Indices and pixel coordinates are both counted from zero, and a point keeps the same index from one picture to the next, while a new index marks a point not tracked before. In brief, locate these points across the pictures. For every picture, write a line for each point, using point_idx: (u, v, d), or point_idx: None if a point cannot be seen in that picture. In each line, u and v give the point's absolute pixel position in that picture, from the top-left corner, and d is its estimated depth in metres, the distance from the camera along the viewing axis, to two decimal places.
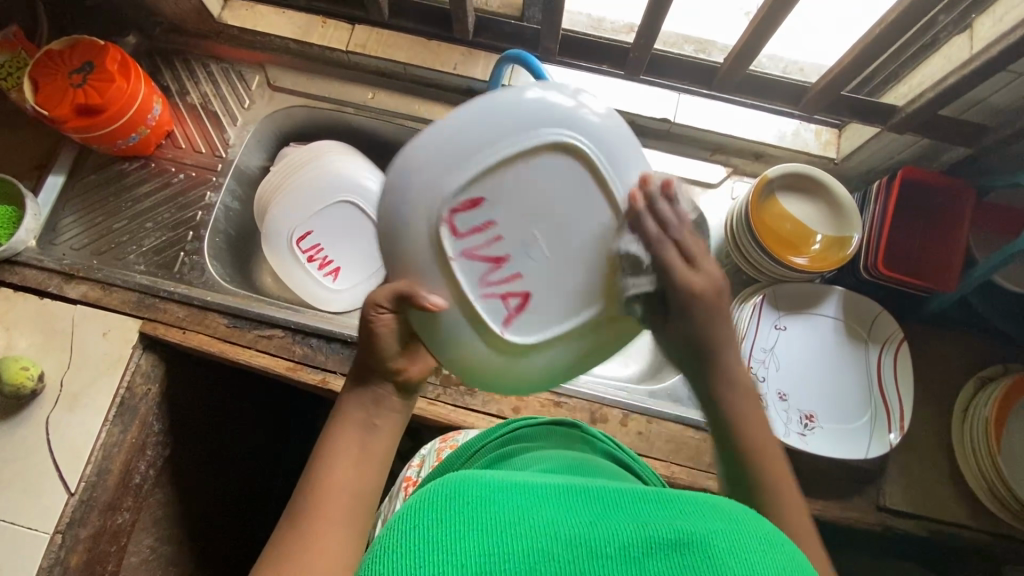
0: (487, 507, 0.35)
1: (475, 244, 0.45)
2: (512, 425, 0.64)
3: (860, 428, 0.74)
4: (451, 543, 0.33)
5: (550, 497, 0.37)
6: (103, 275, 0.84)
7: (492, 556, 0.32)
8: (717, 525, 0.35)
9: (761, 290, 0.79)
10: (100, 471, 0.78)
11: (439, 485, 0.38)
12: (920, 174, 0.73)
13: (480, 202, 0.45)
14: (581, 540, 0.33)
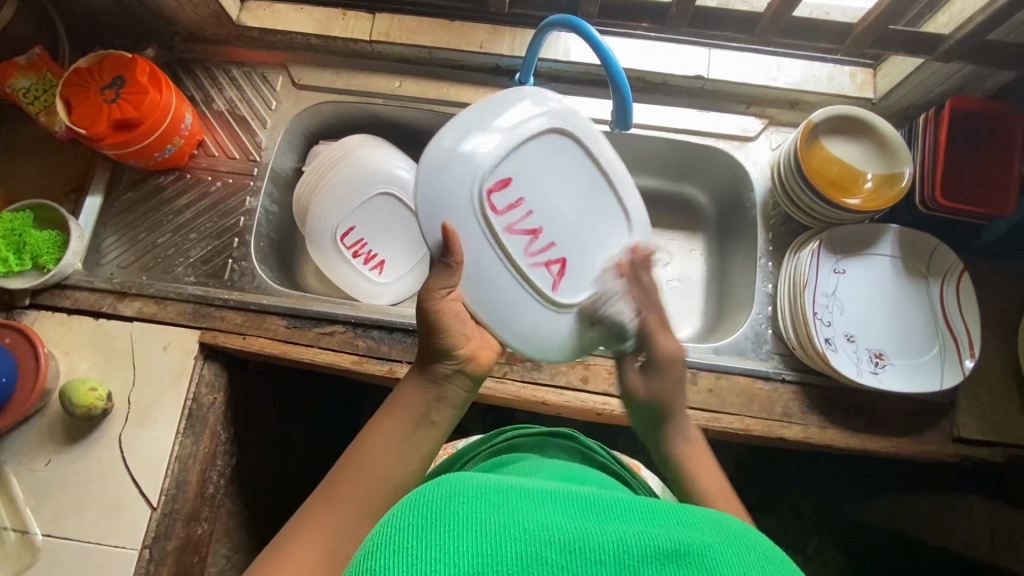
0: (501, 506, 0.37)
1: (512, 220, 0.61)
2: (510, 434, 0.70)
3: (932, 361, 0.74)
4: (457, 542, 0.34)
5: (549, 505, 0.39)
6: (156, 289, 0.83)
7: (496, 557, 0.33)
8: (715, 536, 0.37)
9: (816, 236, 0.79)
10: (179, 483, 0.78)
11: (452, 483, 0.39)
12: (968, 103, 0.73)
13: (508, 181, 0.60)
14: (580, 543, 0.35)
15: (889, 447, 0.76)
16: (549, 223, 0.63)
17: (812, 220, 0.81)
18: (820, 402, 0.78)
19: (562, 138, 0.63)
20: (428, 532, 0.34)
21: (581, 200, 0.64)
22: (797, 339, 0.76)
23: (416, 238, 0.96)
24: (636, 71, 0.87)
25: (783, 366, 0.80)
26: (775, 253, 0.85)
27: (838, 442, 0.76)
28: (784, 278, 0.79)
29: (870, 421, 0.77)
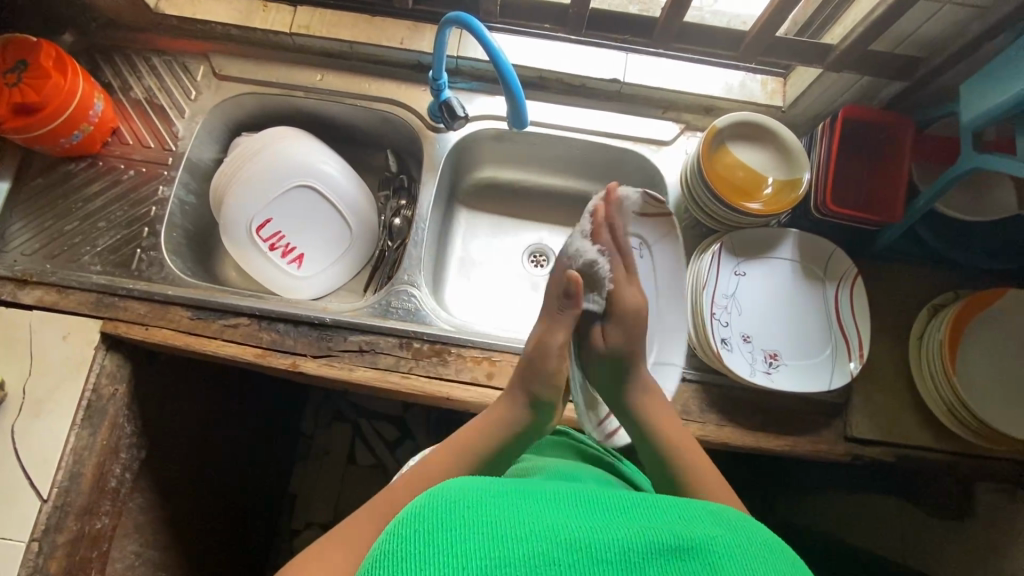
0: (513, 511, 0.40)
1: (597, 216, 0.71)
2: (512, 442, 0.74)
3: (823, 362, 0.77)
4: (477, 542, 0.37)
5: (557, 505, 0.42)
6: (58, 278, 0.82)
7: (510, 558, 0.36)
8: (710, 528, 0.42)
9: (719, 238, 0.81)
10: (73, 475, 0.77)
11: (467, 488, 0.42)
12: (862, 112, 0.75)
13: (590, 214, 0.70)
14: (587, 543, 0.38)
15: (783, 446, 0.78)
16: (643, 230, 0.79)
17: (718, 223, 0.83)
18: (719, 400, 0.79)
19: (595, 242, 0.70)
20: (447, 536, 0.37)
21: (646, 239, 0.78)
22: (696, 338, 0.78)
23: (338, 233, 0.96)
24: (553, 72, 0.89)
25: (685, 365, 0.81)
26: (685, 255, 0.87)
27: (734, 440, 0.78)
28: (688, 279, 0.81)
29: (766, 420, 0.79)
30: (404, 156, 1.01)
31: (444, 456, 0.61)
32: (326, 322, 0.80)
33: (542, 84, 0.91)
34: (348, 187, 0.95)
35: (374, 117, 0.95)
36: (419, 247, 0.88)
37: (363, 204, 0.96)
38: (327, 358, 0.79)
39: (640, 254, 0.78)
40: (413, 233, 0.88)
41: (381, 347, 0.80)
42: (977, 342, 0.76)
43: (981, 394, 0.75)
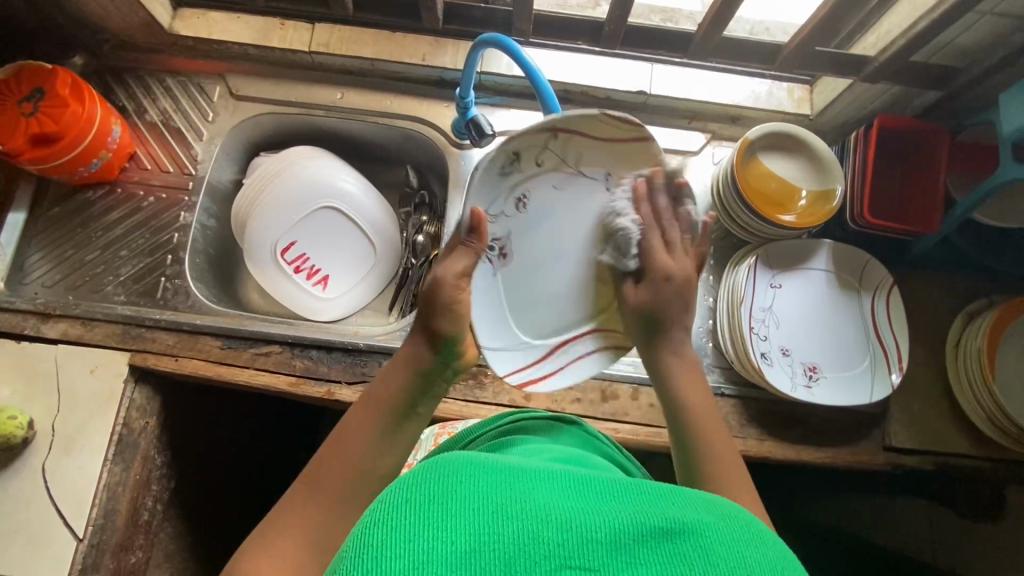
0: (493, 489, 0.36)
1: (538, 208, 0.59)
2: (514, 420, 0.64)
3: (863, 373, 0.76)
4: (451, 518, 0.33)
5: (547, 482, 0.38)
6: (82, 311, 0.80)
7: (491, 535, 0.33)
8: (708, 516, 0.37)
9: (753, 251, 0.80)
10: (107, 512, 0.75)
11: (450, 461, 0.38)
12: (896, 121, 0.75)
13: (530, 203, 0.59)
14: (574, 523, 0.34)
15: (823, 458, 0.78)
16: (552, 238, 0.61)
17: (750, 235, 0.82)
18: (758, 414, 0.79)
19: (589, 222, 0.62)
20: (422, 509, 0.34)
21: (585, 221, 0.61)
22: (735, 353, 0.77)
23: (362, 252, 0.94)
24: (579, 85, 0.88)
25: (722, 379, 0.81)
26: (716, 267, 0.87)
27: (776, 454, 0.77)
28: (723, 292, 0.80)
29: (806, 432, 0.79)
30: (425, 171, 1.00)
31: (359, 420, 0.54)
32: (359, 348, 0.79)
33: (566, 97, 0.90)
34: (371, 206, 0.93)
35: (396, 135, 0.93)
36: None
37: (387, 223, 0.95)
38: (362, 385, 0.78)
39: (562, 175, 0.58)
40: None
41: None
42: (1014, 349, 0.76)
43: (1018, 400, 0.75)
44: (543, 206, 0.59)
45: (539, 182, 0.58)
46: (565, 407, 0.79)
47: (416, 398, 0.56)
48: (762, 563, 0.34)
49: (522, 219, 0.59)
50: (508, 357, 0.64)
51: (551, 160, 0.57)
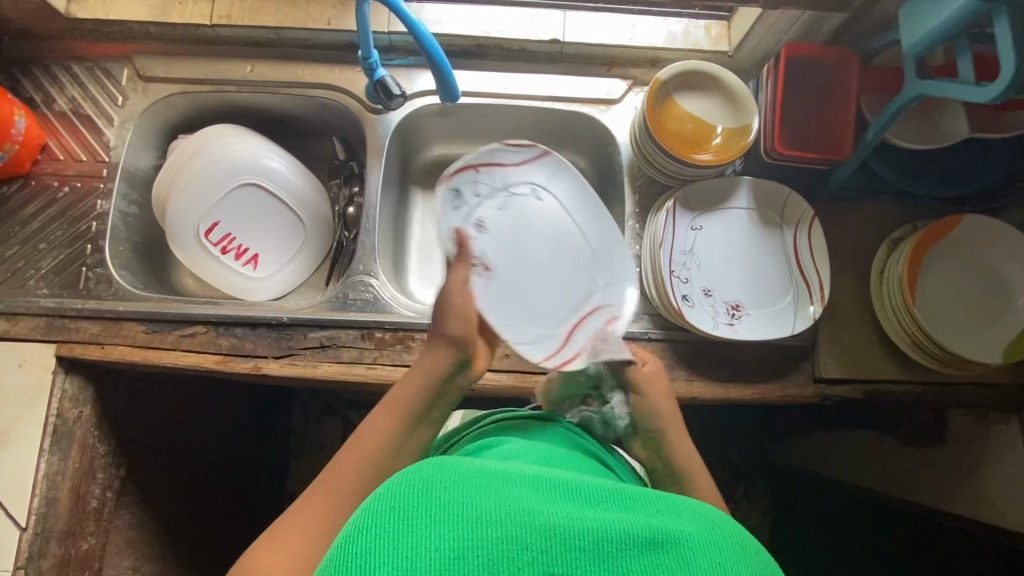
0: (484, 496, 0.39)
1: (479, 229, 0.67)
2: (496, 418, 0.72)
3: (786, 308, 0.76)
4: (439, 526, 0.37)
5: (535, 484, 0.42)
6: (4, 306, 0.80)
7: (477, 542, 0.36)
8: (690, 524, 0.41)
9: (672, 195, 0.80)
10: (49, 501, 0.76)
11: (443, 465, 0.42)
12: (804, 48, 0.73)
13: (477, 226, 0.67)
14: (558, 529, 0.37)
15: (753, 394, 0.78)
16: (516, 252, 0.69)
17: (671, 180, 0.81)
18: (687, 356, 0.79)
19: (543, 219, 0.73)
20: (413, 519, 0.37)
21: (527, 233, 0.71)
22: (657, 297, 0.77)
23: (291, 228, 0.93)
24: (491, 39, 0.86)
25: (651, 325, 0.81)
26: (642, 215, 0.86)
27: (705, 394, 0.78)
28: (646, 237, 0.80)
29: (734, 371, 0.79)
30: (352, 141, 0.98)
31: (372, 432, 0.57)
32: (284, 322, 0.79)
33: (481, 52, 0.89)
34: (296, 182, 0.92)
35: (313, 105, 0.91)
36: (371, 233, 0.86)
37: (314, 198, 0.94)
38: (289, 358, 0.78)
39: (497, 199, 0.71)
40: (364, 220, 0.86)
41: (343, 341, 0.79)
42: (935, 272, 0.76)
43: (942, 323, 0.75)
44: (497, 226, 0.69)
45: (485, 210, 0.69)
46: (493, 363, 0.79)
47: (424, 410, 0.59)
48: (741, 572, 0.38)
49: (483, 240, 0.67)
50: (541, 342, 0.66)
51: (486, 193, 0.71)
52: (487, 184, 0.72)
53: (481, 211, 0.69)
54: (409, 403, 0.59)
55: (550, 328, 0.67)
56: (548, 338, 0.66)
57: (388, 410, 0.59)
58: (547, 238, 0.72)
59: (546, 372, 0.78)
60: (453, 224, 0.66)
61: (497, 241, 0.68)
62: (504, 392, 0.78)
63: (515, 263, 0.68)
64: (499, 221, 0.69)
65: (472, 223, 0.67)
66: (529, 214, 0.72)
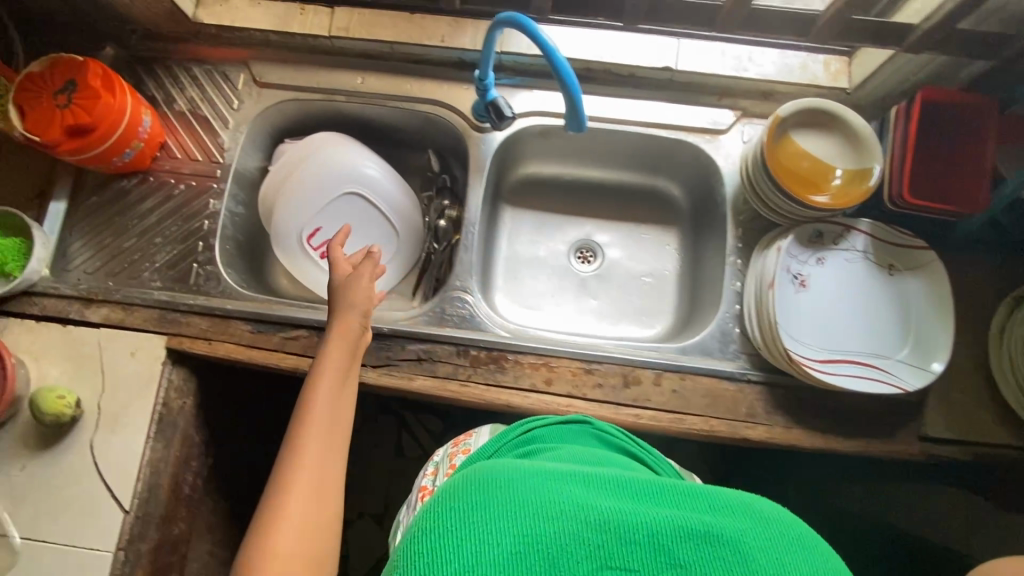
0: (535, 491, 0.42)
1: (797, 286, 0.76)
2: (530, 427, 0.67)
3: (899, 361, 0.74)
4: (494, 528, 0.39)
5: (583, 484, 0.44)
6: (122, 295, 0.84)
7: (537, 536, 0.39)
8: (743, 522, 0.42)
9: (786, 234, 0.77)
10: (151, 487, 0.80)
11: (488, 470, 0.45)
12: (939, 95, 0.70)
13: (804, 285, 0.76)
14: (613, 524, 0.40)
15: (853, 447, 0.76)
16: (839, 296, 0.76)
17: (781, 217, 0.80)
18: (786, 402, 0.78)
19: (844, 272, 0.77)
20: (469, 517, 0.40)
21: (816, 280, 0.77)
22: (762, 338, 0.76)
23: (384, 238, 0.95)
24: (602, 63, 0.86)
25: (748, 366, 0.80)
26: (745, 250, 0.85)
27: (803, 443, 0.76)
28: (752, 276, 0.79)
29: (835, 421, 0.77)
30: (446, 154, 1.00)
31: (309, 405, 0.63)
32: (383, 332, 0.81)
33: (589, 76, 0.88)
34: (393, 190, 0.94)
35: (417, 119, 0.93)
36: (470, 251, 0.87)
37: (408, 207, 0.95)
38: (387, 368, 0.80)
39: (830, 254, 0.77)
40: (464, 237, 0.87)
41: (439, 356, 0.80)
42: None
43: None
44: (808, 279, 0.76)
45: (819, 266, 0.77)
46: (587, 392, 0.78)
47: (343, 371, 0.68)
48: (805, 568, 0.39)
49: (802, 295, 0.76)
50: (837, 371, 0.73)
51: (818, 250, 0.77)
52: (818, 245, 0.77)
53: (801, 266, 0.77)
54: (333, 363, 0.67)
55: (835, 352, 0.74)
56: (823, 356, 0.74)
57: (319, 390, 0.64)
58: (848, 293, 0.77)
59: (639, 405, 0.78)
60: (788, 279, 0.76)
61: (835, 293, 0.76)
62: (596, 422, 0.77)
63: (836, 306, 0.76)
64: (839, 275, 0.77)
65: (790, 275, 0.76)
66: (823, 270, 0.77)
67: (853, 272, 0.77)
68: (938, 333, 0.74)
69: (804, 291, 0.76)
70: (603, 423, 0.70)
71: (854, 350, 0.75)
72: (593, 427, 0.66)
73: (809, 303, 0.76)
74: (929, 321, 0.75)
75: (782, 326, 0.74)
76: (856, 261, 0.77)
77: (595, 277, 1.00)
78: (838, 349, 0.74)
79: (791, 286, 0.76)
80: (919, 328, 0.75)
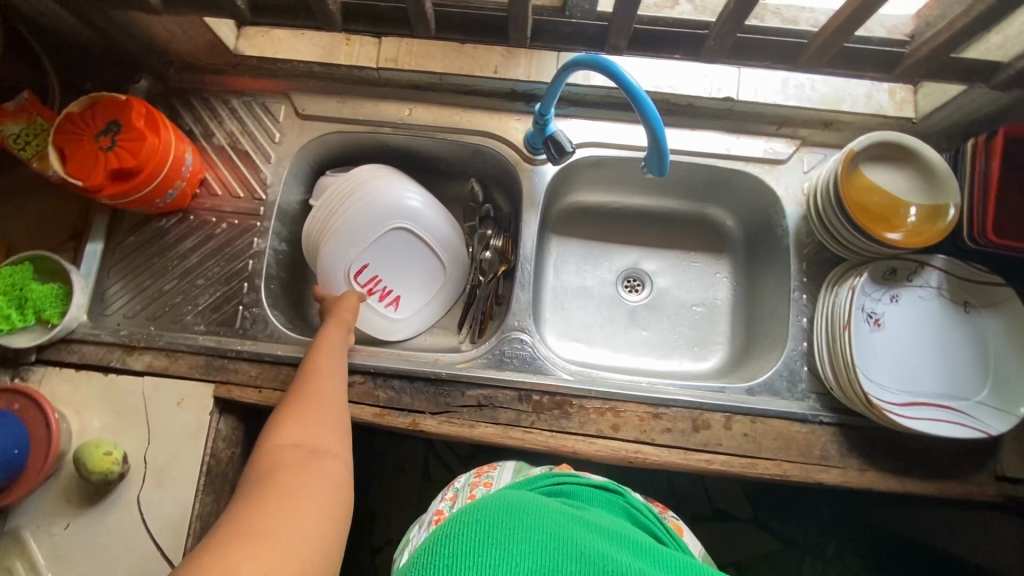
0: (556, 520, 0.48)
1: (870, 325, 0.74)
2: (559, 479, 0.64)
3: (981, 403, 0.71)
4: (514, 544, 0.45)
5: (595, 530, 0.49)
6: (165, 341, 0.80)
7: (552, 568, 0.44)
8: None
9: (858, 270, 0.75)
10: (201, 543, 0.76)
11: (523, 498, 0.51)
12: (1022, 131, 0.68)
13: (878, 324, 0.74)
14: (624, 575, 0.43)
15: (932, 490, 0.74)
16: (914, 335, 0.74)
17: (850, 253, 0.77)
18: (861, 444, 0.75)
19: (918, 311, 0.75)
20: (496, 531, 0.46)
21: (889, 318, 0.74)
22: (834, 380, 0.74)
23: (431, 273, 0.92)
24: (661, 94, 0.83)
25: (820, 407, 0.77)
26: (810, 285, 0.82)
27: (880, 487, 0.74)
28: (821, 314, 0.77)
29: (912, 463, 0.75)
30: (489, 183, 0.96)
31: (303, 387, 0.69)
32: (442, 377, 0.78)
33: None
34: (440, 224, 0.90)
35: (466, 151, 0.90)
36: (525, 291, 0.84)
37: (455, 240, 0.92)
38: (446, 415, 0.77)
39: (904, 291, 0.75)
40: (519, 275, 0.84)
41: (500, 401, 0.77)
42: None
43: None
44: (881, 318, 0.74)
45: (892, 304, 0.75)
46: (655, 437, 0.76)
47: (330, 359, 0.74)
48: None
49: (876, 334, 0.74)
50: (915, 414, 0.71)
51: (891, 288, 0.75)
52: (891, 282, 0.75)
53: (874, 304, 0.74)
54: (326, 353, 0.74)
55: (913, 394, 0.72)
56: (900, 399, 0.72)
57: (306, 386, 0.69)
58: (923, 333, 0.74)
59: (710, 450, 0.75)
60: (862, 318, 0.74)
61: (909, 332, 0.74)
62: (666, 468, 0.74)
63: (911, 345, 0.74)
64: (913, 313, 0.75)
65: (862, 313, 0.74)
66: (896, 309, 0.75)
67: (928, 311, 0.75)
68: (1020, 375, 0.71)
69: (878, 331, 0.74)
70: (635, 495, 0.65)
71: (931, 392, 0.72)
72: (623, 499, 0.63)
73: (884, 344, 0.74)
74: (1010, 362, 0.72)
75: (860, 370, 0.71)
76: (930, 299, 0.75)
77: (645, 307, 0.97)
78: (915, 391, 0.72)
79: (865, 325, 0.74)
80: (999, 369, 0.72)
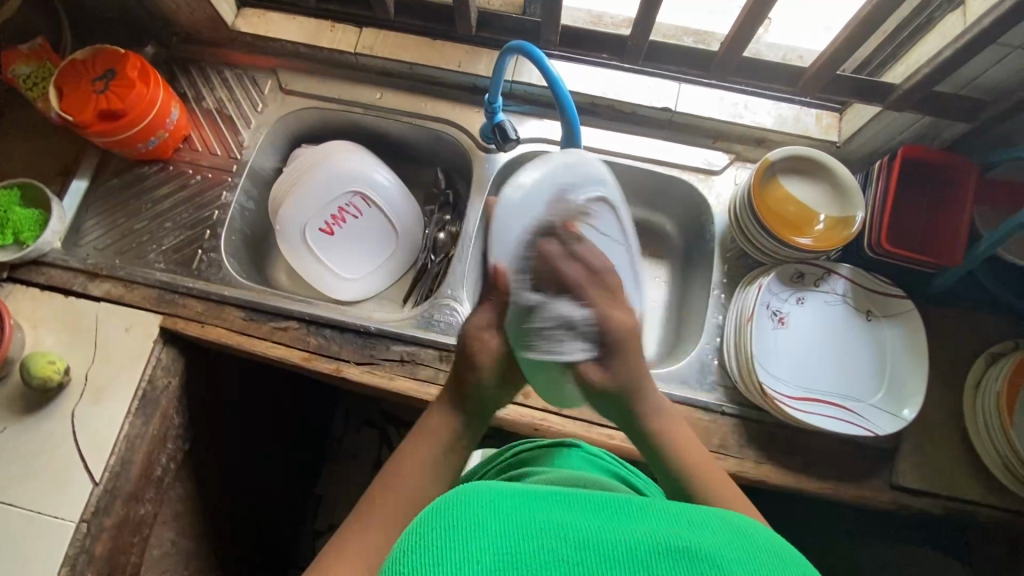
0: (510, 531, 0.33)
1: (775, 324, 0.78)
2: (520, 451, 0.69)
3: (874, 405, 0.74)
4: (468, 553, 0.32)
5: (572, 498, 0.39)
6: (125, 273, 0.87)
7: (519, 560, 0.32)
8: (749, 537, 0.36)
9: (767, 272, 0.80)
10: (124, 461, 0.80)
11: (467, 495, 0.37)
12: (920, 152, 0.74)
13: (782, 323, 0.78)
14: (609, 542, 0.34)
15: (825, 489, 0.75)
16: (816, 337, 0.78)
17: (766, 256, 0.82)
18: (760, 438, 0.78)
19: (822, 315, 0.79)
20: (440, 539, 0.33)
21: (794, 319, 0.78)
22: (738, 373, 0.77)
23: (385, 245, 0.99)
24: (606, 99, 0.91)
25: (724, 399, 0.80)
26: (729, 286, 0.87)
27: (773, 480, 0.76)
28: (732, 310, 0.80)
29: (808, 461, 0.77)
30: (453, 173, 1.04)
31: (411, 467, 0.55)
32: (370, 331, 0.83)
33: (591, 110, 0.94)
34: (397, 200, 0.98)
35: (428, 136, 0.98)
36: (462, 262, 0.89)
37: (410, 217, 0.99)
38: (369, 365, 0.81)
39: (810, 295, 0.79)
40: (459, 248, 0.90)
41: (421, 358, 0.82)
42: None
43: None
44: (786, 317, 0.78)
45: (797, 306, 0.79)
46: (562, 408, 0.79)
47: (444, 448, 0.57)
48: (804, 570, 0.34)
49: (779, 332, 0.78)
50: (810, 409, 0.74)
51: (798, 291, 0.79)
52: (798, 287, 0.80)
53: (780, 304, 0.79)
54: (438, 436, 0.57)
55: (807, 391, 0.75)
56: (795, 394, 0.75)
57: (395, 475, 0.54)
58: (824, 335, 0.78)
59: (612, 426, 0.78)
60: (766, 316, 0.78)
61: (811, 333, 0.78)
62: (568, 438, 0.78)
63: (812, 346, 0.78)
64: (817, 316, 0.79)
65: (768, 311, 0.78)
66: (801, 311, 0.79)
67: (830, 315, 0.79)
68: (911, 380, 0.74)
69: (781, 328, 0.78)
70: (595, 448, 0.70)
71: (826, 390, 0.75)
72: (582, 451, 0.66)
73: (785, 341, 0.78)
74: (905, 369, 0.75)
75: (758, 360, 0.75)
76: (835, 305, 0.79)
77: None
78: (811, 388, 0.75)
79: (768, 322, 0.78)
80: (895, 375, 0.75)
